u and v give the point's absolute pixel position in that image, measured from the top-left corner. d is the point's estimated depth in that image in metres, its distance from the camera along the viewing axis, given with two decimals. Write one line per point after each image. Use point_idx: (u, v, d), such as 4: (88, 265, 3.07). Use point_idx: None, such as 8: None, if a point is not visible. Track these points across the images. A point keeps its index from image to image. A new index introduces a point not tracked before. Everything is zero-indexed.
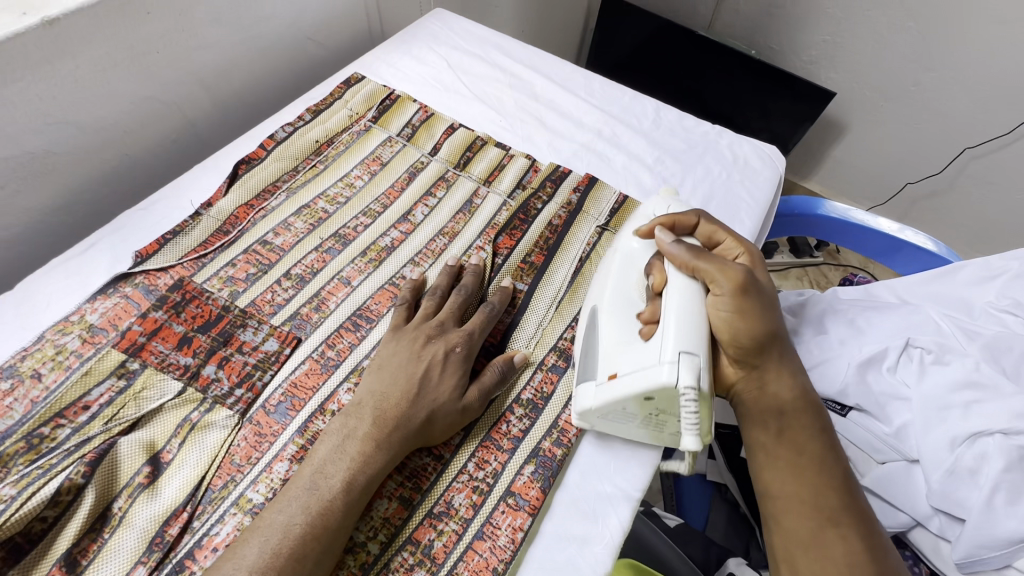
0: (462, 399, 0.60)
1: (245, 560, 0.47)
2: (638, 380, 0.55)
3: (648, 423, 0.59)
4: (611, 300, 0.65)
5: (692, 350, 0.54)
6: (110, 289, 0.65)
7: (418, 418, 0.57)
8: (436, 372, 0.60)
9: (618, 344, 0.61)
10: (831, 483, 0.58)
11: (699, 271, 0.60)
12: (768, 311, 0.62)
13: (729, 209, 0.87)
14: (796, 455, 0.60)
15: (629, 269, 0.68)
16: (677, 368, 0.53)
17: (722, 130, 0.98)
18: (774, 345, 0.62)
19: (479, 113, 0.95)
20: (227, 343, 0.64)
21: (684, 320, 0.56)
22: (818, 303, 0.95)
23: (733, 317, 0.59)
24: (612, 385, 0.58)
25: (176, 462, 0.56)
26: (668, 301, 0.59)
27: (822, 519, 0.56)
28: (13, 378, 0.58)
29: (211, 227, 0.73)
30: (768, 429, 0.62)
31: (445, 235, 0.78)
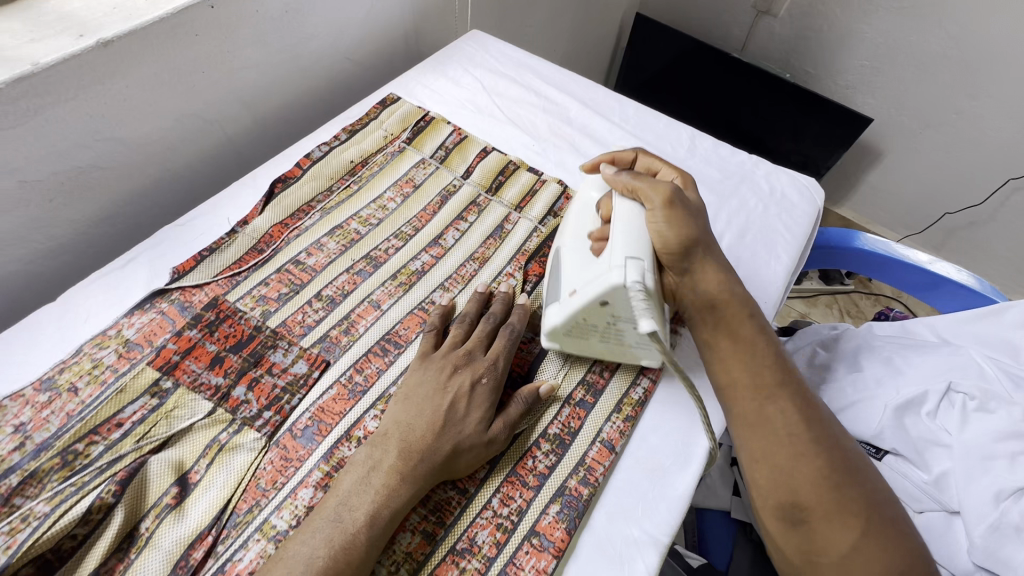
0: (489, 430, 0.59)
1: None
2: (591, 288, 0.60)
3: (605, 334, 0.64)
4: (565, 236, 0.70)
5: (637, 256, 0.60)
6: (148, 304, 0.67)
7: (443, 450, 0.56)
8: (462, 403, 0.59)
9: (571, 266, 0.65)
10: (770, 362, 0.62)
11: (637, 190, 0.67)
12: (696, 222, 0.67)
13: (765, 243, 0.85)
14: (733, 343, 0.64)
15: (585, 209, 0.72)
16: (628, 269, 0.58)
17: (758, 160, 0.97)
18: (705, 247, 0.67)
19: (512, 136, 0.95)
20: (258, 364, 0.64)
21: (629, 235, 0.62)
22: (854, 339, 0.95)
23: (666, 225, 0.64)
24: (569, 299, 0.62)
25: (203, 483, 0.56)
26: (614, 221, 0.64)
27: (763, 398, 0.60)
28: (51, 390, 0.59)
29: (247, 245, 0.74)
30: (707, 326, 0.66)
31: (476, 260, 0.78)
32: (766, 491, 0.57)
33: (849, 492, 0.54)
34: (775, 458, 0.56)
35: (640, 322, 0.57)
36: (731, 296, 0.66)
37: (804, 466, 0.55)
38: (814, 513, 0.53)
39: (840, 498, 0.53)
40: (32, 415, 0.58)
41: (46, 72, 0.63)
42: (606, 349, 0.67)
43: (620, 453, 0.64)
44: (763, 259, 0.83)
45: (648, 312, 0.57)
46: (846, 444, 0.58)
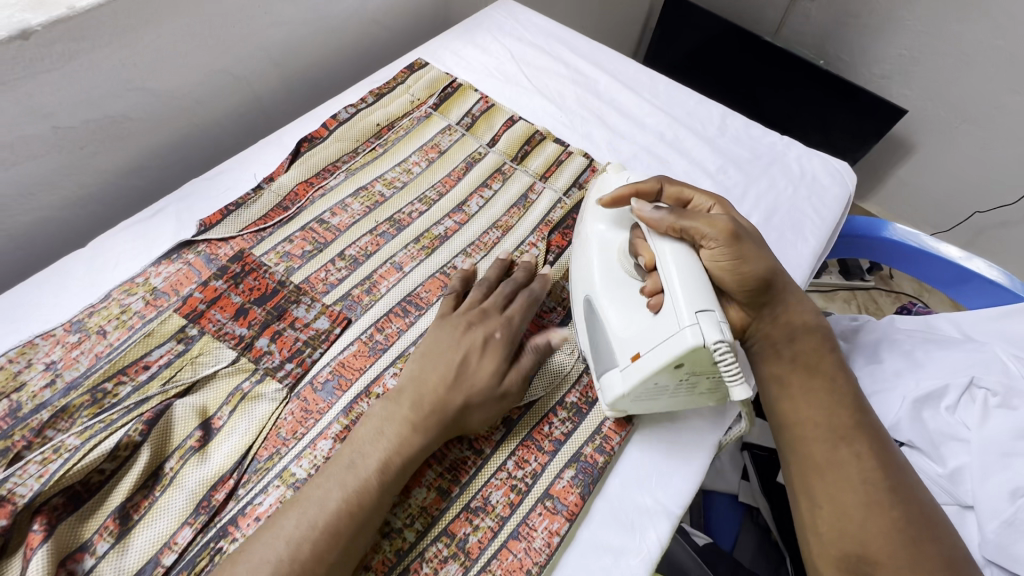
0: (502, 385, 0.59)
1: (284, 531, 0.47)
2: (662, 354, 0.53)
3: (677, 391, 0.58)
4: (601, 285, 0.63)
5: (707, 307, 0.52)
6: (175, 254, 0.68)
7: (454, 404, 0.57)
8: (474, 358, 0.59)
9: (629, 327, 0.59)
10: (846, 406, 0.60)
11: (687, 229, 0.59)
12: (761, 250, 0.62)
13: (794, 226, 0.83)
14: (808, 378, 0.63)
15: (604, 249, 0.66)
16: (701, 328, 0.51)
17: (790, 141, 0.94)
18: (778, 279, 0.64)
19: (540, 107, 0.94)
20: (281, 318, 0.65)
21: (689, 279, 0.54)
22: (874, 332, 0.93)
23: (736, 262, 0.59)
24: (637, 365, 0.56)
25: (226, 429, 0.57)
26: (664, 268, 0.56)
27: (837, 440, 0.58)
28: (81, 332, 0.61)
29: (272, 201, 0.75)
30: (781, 361, 0.65)
31: (499, 228, 0.78)
32: (828, 538, 0.55)
33: (926, 548, 0.51)
34: (844, 503, 0.55)
35: (733, 391, 0.51)
36: (813, 330, 0.66)
37: (877, 518, 0.53)
38: (885, 567, 0.51)
39: (918, 552, 0.51)
40: (63, 354, 0.59)
41: (83, 16, 0.64)
42: (673, 402, 0.61)
43: (636, 424, 0.64)
44: (790, 241, 0.82)
45: (740, 377, 0.51)
46: (925, 502, 0.55)
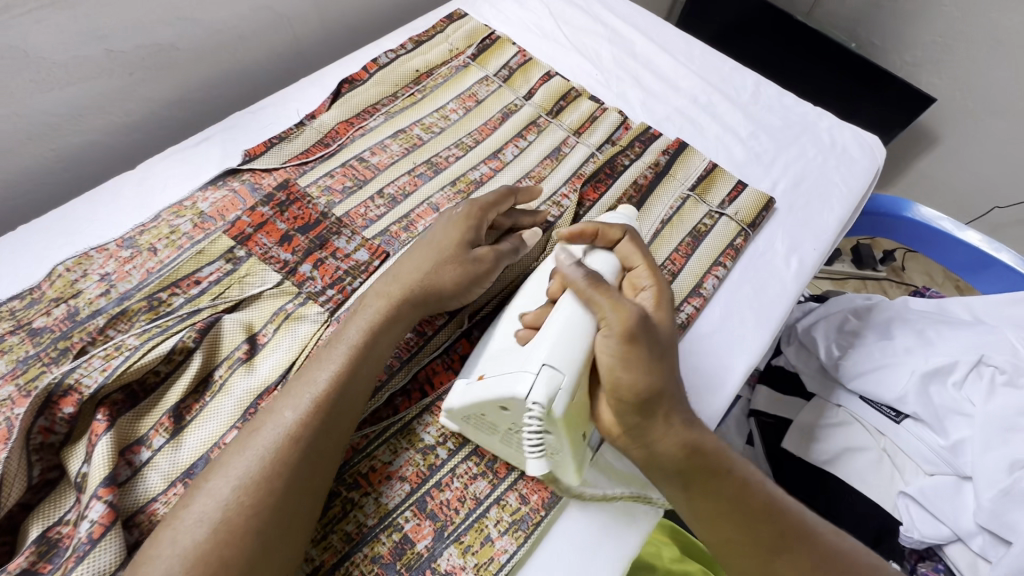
0: (473, 252, 0.61)
1: (284, 418, 0.49)
2: (494, 389, 0.50)
3: (508, 439, 0.54)
4: (514, 304, 0.60)
5: (557, 365, 0.49)
6: (220, 181, 0.70)
7: (424, 268, 0.59)
8: (439, 231, 0.63)
9: (500, 353, 0.55)
10: (765, 516, 0.52)
11: (592, 302, 0.51)
12: (661, 365, 0.51)
13: (820, 195, 0.85)
14: (712, 501, 0.52)
15: (546, 275, 0.61)
16: (535, 380, 0.48)
17: (823, 112, 0.94)
18: (665, 403, 0.51)
19: (577, 64, 0.94)
20: (323, 247, 0.67)
21: (563, 338, 0.50)
22: (887, 310, 0.92)
23: (617, 364, 0.50)
24: (476, 386, 0.53)
25: (271, 344, 0.60)
26: (550, 320, 0.52)
27: (769, 555, 0.51)
28: (133, 248, 0.63)
29: (314, 138, 0.76)
30: (673, 488, 0.53)
31: (532, 177, 0.79)
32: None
33: None
34: None
35: (528, 463, 0.51)
36: (703, 444, 0.52)
37: None
38: None
39: None
40: (116, 267, 0.62)
41: None
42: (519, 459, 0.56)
43: None
44: (816, 208, 0.83)
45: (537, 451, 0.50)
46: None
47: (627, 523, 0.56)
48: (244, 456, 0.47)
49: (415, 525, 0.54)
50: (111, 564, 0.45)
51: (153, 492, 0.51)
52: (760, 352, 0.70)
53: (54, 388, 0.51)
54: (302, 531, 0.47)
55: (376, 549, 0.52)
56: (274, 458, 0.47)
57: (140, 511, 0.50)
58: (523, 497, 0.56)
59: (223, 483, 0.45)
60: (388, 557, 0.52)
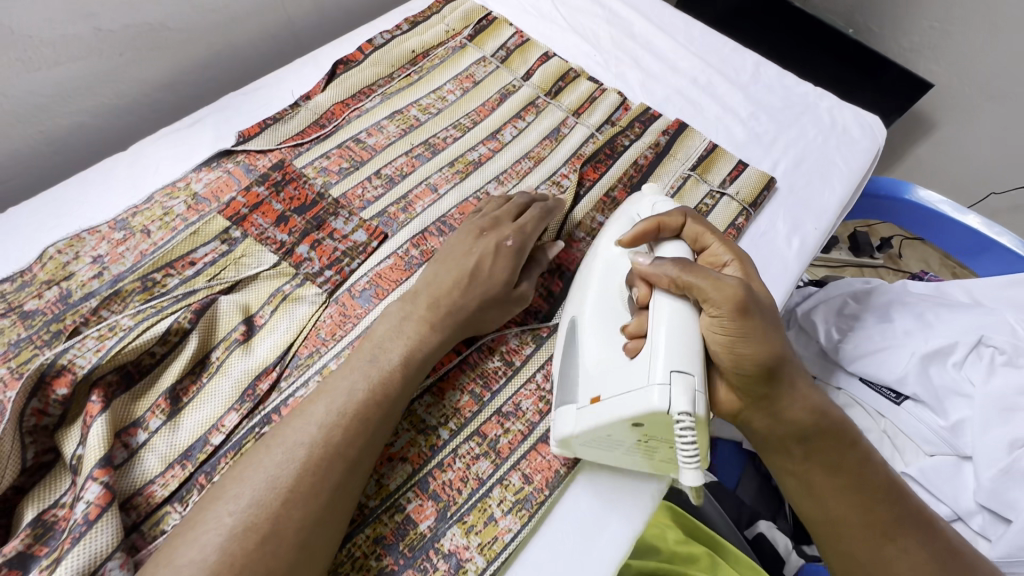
0: (517, 290, 0.62)
1: (313, 416, 0.49)
2: (622, 407, 0.46)
3: (640, 448, 0.50)
4: (590, 310, 0.57)
5: (685, 368, 0.45)
6: (214, 162, 0.68)
7: (469, 306, 0.59)
8: (487, 265, 0.60)
9: (602, 363, 0.52)
10: (882, 495, 0.53)
11: (690, 288, 0.48)
12: (775, 333, 0.48)
13: (821, 174, 0.84)
14: (831, 474, 0.53)
15: (612, 274, 0.58)
16: (672, 392, 0.43)
17: (823, 93, 0.94)
18: (788, 366, 0.50)
19: (575, 45, 0.93)
20: (320, 228, 0.66)
21: (676, 337, 0.47)
22: (887, 294, 0.92)
23: (734, 340, 0.47)
24: (594, 409, 0.49)
25: (268, 326, 0.59)
26: (653, 330, 0.48)
27: (878, 539, 0.52)
28: (126, 230, 0.62)
29: (309, 119, 0.75)
30: (792, 456, 0.54)
31: (531, 158, 0.78)
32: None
33: None
34: None
35: (682, 474, 0.42)
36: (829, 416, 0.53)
37: None
38: None
39: None
40: (109, 249, 0.61)
41: None
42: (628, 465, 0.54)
43: None
44: (818, 187, 0.83)
45: (698, 462, 0.42)
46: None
47: (631, 500, 0.56)
48: (280, 454, 0.47)
49: (418, 506, 0.53)
50: (108, 546, 0.44)
51: (150, 474, 0.50)
52: None
53: (46, 368, 0.49)
54: (339, 531, 0.47)
55: (378, 530, 0.52)
56: (310, 459, 0.47)
57: (138, 493, 0.49)
58: (526, 477, 0.56)
59: (260, 481, 0.45)
60: (391, 537, 0.51)
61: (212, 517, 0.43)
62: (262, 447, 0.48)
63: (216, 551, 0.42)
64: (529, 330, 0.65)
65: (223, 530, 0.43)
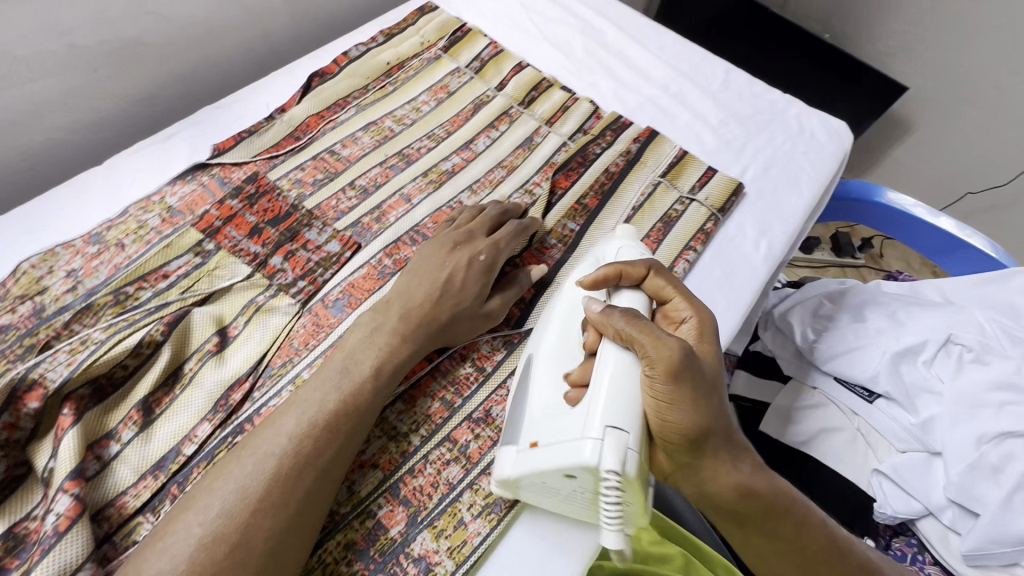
0: (485, 306, 0.63)
1: (285, 427, 0.50)
2: (557, 456, 0.47)
3: (574, 499, 0.51)
4: (545, 348, 0.57)
5: (620, 423, 0.46)
6: (189, 176, 0.69)
7: (441, 318, 0.60)
8: (460, 278, 0.62)
9: (547, 410, 0.52)
10: (821, 553, 0.56)
11: (632, 341, 0.49)
12: (709, 404, 0.48)
13: (789, 178, 0.86)
14: (772, 542, 0.55)
15: (573, 316, 0.59)
16: (604, 449, 0.45)
17: (791, 99, 0.96)
18: (716, 440, 0.49)
19: (549, 55, 0.95)
20: (294, 239, 0.67)
21: (618, 392, 0.47)
22: (860, 294, 0.93)
23: (662, 405, 0.46)
24: (534, 454, 0.50)
25: (242, 337, 0.60)
26: (597, 369, 0.50)
27: None
28: (100, 244, 0.63)
29: (284, 131, 0.76)
30: (732, 522, 0.55)
31: (504, 167, 0.80)
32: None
33: None
34: None
35: (603, 537, 0.47)
36: (753, 485, 0.51)
37: None
38: None
39: None
40: (83, 263, 0.61)
41: None
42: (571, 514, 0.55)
43: None
44: (785, 192, 0.85)
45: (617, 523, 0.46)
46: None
47: None
48: (250, 465, 0.47)
49: (388, 512, 0.54)
50: (78, 557, 0.45)
51: (122, 486, 0.51)
52: (730, 333, 0.71)
53: (17, 382, 0.50)
54: (309, 540, 0.48)
55: (349, 535, 0.53)
56: (283, 467, 0.48)
57: (110, 504, 0.50)
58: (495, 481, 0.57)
59: (233, 488, 0.46)
60: (362, 543, 0.52)
61: (184, 525, 0.44)
62: (235, 455, 0.49)
63: (185, 561, 0.42)
64: (501, 336, 0.66)
65: (193, 540, 0.43)
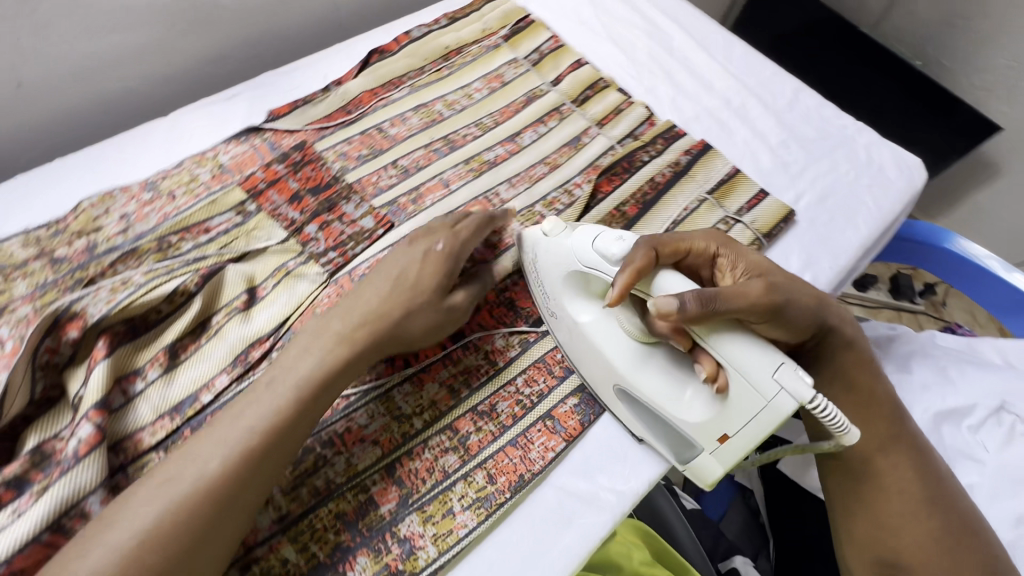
0: (447, 299, 0.60)
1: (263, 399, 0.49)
2: (755, 430, 0.49)
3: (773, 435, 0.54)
4: (628, 371, 0.57)
5: (776, 364, 0.46)
6: (243, 137, 0.72)
7: (394, 314, 0.57)
8: (413, 272, 0.60)
9: (695, 411, 0.54)
10: (886, 416, 0.59)
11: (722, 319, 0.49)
12: (795, 288, 0.55)
13: (847, 211, 0.81)
14: (847, 394, 0.61)
15: (615, 331, 0.59)
16: (792, 390, 0.45)
17: (863, 127, 0.90)
18: (819, 306, 0.58)
19: (610, 55, 0.92)
20: (331, 210, 0.68)
21: (751, 353, 0.47)
22: (909, 343, 0.84)
23: (779, 320, 0.53)
24: (731, 444, 0.52)
25: (269, 298, 0.62)
26: (722, 361, 0.49)
27: (875, 454, 0.59)
28: (154, 193, 0.66)
29: (337, 104, 0.78)
30: (822, 379, 0.62)
31: (547, 164, 0.78)
32: (862, 546, 0.58)
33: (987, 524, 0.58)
34: (882, 516, 0.57)
35: (850, 440, 0.46)
36: (852, 342, 0.61)
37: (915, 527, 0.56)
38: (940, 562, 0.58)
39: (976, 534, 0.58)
40: (136, 208, 0.65)
41: None
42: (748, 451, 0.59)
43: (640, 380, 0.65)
44: (840, 225, 0.80)
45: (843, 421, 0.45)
46: (962, 504, 0.57)
47: (592, 516, 0.56)
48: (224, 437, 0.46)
49: (382, 489, 0.55)
50: (90, 483, 0.48)
51: (141, 422, 0.54)
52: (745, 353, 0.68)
53: (61, 312, 0.54)
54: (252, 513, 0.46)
55: (340, 505, 0.54)
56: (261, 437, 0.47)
57: (128, 437, 0.53)
58: (490, 477, 0.57)
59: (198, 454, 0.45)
60: (352, 515, 0.54)
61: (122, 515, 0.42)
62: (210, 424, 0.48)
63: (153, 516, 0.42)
64: (517, 333, 0.66)
65: (157, 504, 0.43)
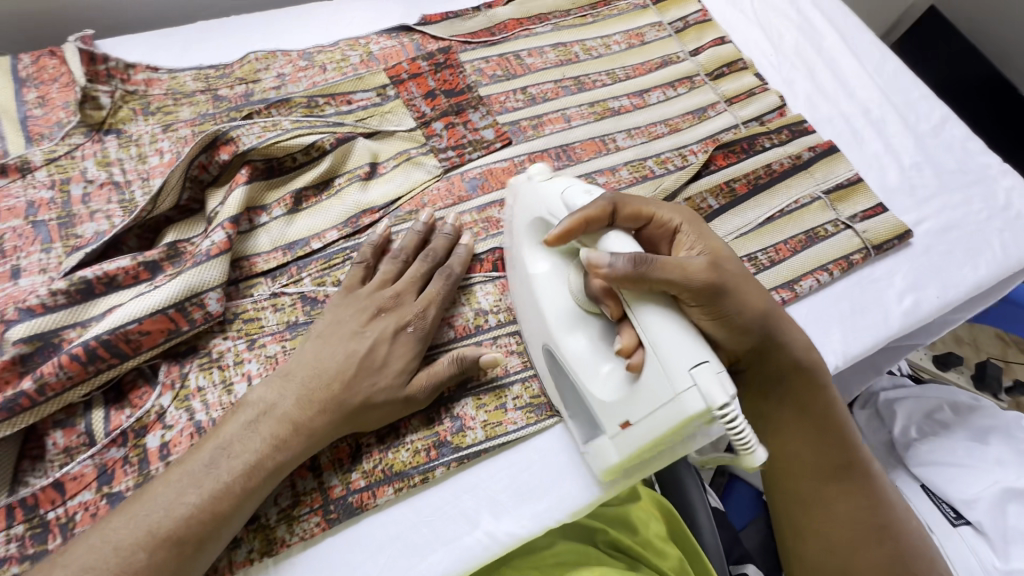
0: (409, 384, 0.54)
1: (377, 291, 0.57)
2: (654, 424, 0.45)
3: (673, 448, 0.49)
4: (554, 331, 0.54)
5: (700, 357, 0.42)
6: (395, 33, 0.77)
7: (351, 402, 0.52)
8: (382, 352, 0.54)
9: (608, 388, 0.50)
10: (839, 439, 0.57)
11: (654, 283, 0.44)
12: (745, 290, 0.50)
13: (968, 248, 0.77)
14: (800, 415, 0.57)
15: (557, 285, 0.55)
16: (705, 390, 0.41)
17: (1008, 170, 0.84)
18: (775, 321, 0.53)
19: (755, 40, 0.91)
20: (458, 115, 0.72)
21: (675, 338, 0.43)
22: (992, 418, 0.76)
23: (716, 314, 0.49)
24: (630, 434, 0.47)
25: (387, 176, 0.67)
26: (644, 335, 0.44)
27: (827, 477, 0.57)
28: (310, 62, 0.72)
29: (484, 24, 0.81)
30: (768, 398, 0.58)
31: (668, 126, 0.79)
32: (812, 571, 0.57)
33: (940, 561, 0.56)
34: (830, 543, 0.56)
35: (751, 458, 0.42)
36: (810, 363, 0.56)
37: (863, 560, 0.55)
38: None
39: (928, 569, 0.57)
40: (292, 71, 0.71)
41: None
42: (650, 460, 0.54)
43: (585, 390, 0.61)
44: (957, 260, 0.75)
45: (749, 441, 0.41)
46: (911, 529, 0.56)
47: None
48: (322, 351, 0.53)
49: None
50: (213, 280, 0.54)
51: (258, 249, 0.60)
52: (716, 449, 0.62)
53: (220, 134, 0.60)
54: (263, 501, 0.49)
55: None
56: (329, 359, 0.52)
57: (246, 258, 0.60)
58: None
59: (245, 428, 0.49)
60: None
61: (73, 556, 0.42)
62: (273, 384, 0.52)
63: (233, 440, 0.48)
64: None
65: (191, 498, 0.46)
